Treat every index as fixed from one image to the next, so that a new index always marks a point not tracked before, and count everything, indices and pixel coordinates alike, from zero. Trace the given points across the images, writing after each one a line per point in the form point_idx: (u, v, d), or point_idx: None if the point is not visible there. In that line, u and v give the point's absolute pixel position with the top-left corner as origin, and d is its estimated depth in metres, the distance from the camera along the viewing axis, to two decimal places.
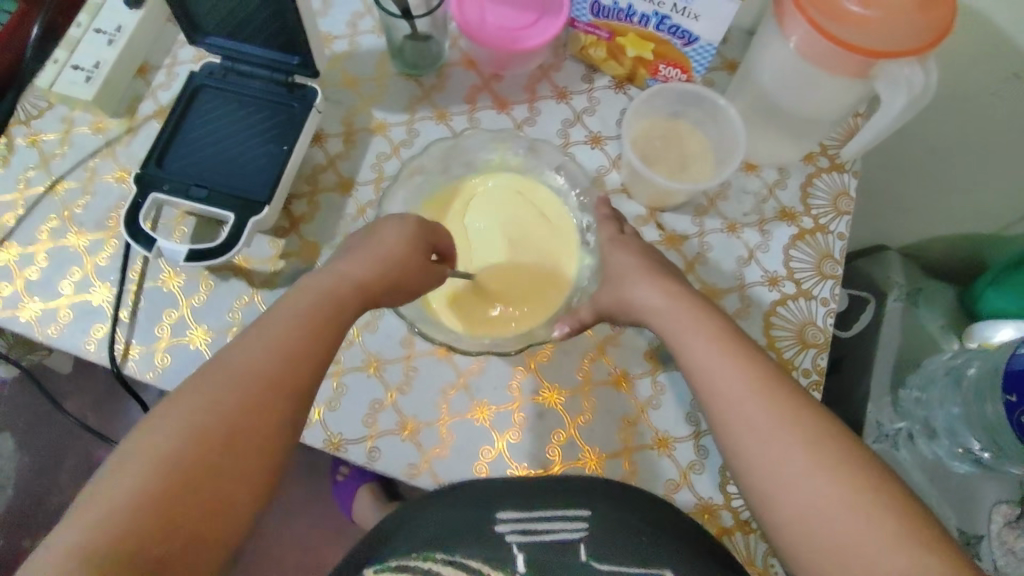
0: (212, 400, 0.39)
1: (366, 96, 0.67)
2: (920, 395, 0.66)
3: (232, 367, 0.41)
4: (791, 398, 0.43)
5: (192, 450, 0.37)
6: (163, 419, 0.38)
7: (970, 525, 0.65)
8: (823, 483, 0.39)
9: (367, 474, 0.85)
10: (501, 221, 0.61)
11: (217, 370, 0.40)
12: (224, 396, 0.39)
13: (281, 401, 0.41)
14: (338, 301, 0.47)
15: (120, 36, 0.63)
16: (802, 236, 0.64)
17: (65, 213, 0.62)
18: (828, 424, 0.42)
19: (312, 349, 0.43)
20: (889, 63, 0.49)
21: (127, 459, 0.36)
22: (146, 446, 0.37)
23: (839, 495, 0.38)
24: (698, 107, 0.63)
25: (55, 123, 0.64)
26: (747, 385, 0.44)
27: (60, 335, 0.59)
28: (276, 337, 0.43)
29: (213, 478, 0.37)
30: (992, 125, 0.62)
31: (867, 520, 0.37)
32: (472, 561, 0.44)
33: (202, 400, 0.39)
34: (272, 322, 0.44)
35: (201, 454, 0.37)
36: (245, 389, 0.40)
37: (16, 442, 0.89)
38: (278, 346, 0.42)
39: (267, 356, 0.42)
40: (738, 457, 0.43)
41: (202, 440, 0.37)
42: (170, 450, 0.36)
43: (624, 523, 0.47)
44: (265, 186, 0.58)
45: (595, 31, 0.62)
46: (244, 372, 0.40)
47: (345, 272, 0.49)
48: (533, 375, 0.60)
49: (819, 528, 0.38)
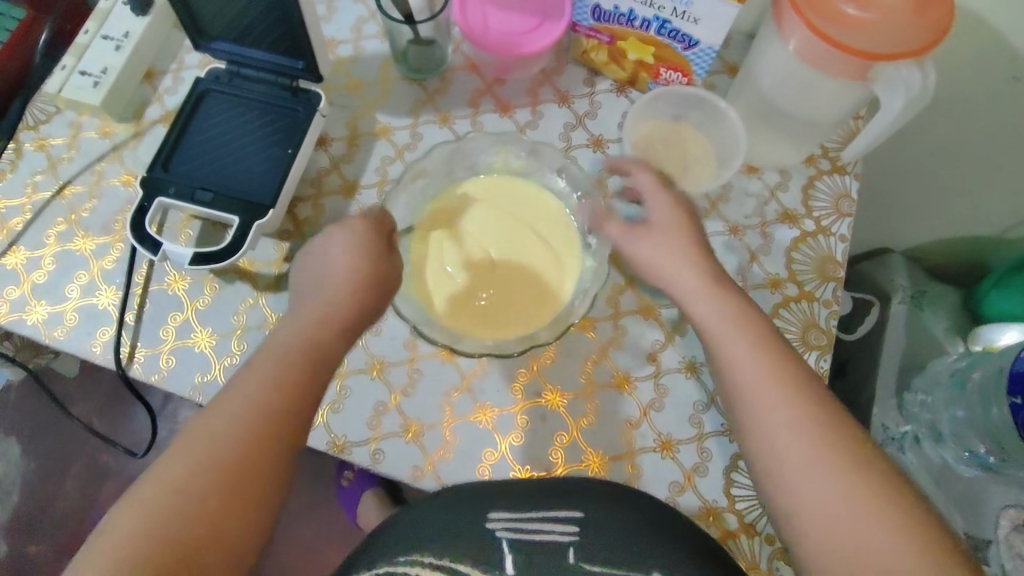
0: (193, 454, 0.39)
1: (369, 100, 0.67)
2: (925, 398, 0.66)
3: (215, 415, 0.41)
4: (799, 393, 0.42)
5: (196, 480, 0.38)
6: (179, 444, 0.40)
7: (978, 529, 0.63)
8: (828, 482, 0.39)
9: (370, 478, 0.85)
10: (503, 241, 0.60)
11: (195, 434, 0.40)
12: (231, 419, 0.41)
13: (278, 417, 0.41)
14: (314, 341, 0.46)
15: (127, 42, 0.64)
16: (804, 238, 0.64)
17: (72, 217, 0.62)
18: (831, 427, 0.41)
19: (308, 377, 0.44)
20: (886, 66, 0.49)
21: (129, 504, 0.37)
22: (154, 479, 0.38)
23: (839, 493, 0.38)
24: (699, 109, 0.63)
25: (63, 128, 0.65)
26: (747, 385, 0.44)
27: (67, 338, 0.59)
28: (259, 382, 0.42)
29: (207, 522, 0.37)
30: (995, 130, 0.62)
31: (866, 516, 0.37)
32: (459, 564, 0.44)
33: (194, 445, 0.40)
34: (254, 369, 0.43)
35: (189, 508, 0.37)
36: (231, 432, 0.40)
37: (22, 449, 0.90)
38: (258, 386, 0.42)
39: (251, 397, 0.42)
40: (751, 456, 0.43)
41: (189, 477, 0.38)
42: (186, 470, 0.38)
43: (617, 525, 0.47)
44: (269, 189, 0.58)
45: (596, 35, 0.63)
46: (246, 391, 0.42)
47: (319, 312, 0.48)
48: (537, 378, 0.60)
49: (830, 539, 0.38)
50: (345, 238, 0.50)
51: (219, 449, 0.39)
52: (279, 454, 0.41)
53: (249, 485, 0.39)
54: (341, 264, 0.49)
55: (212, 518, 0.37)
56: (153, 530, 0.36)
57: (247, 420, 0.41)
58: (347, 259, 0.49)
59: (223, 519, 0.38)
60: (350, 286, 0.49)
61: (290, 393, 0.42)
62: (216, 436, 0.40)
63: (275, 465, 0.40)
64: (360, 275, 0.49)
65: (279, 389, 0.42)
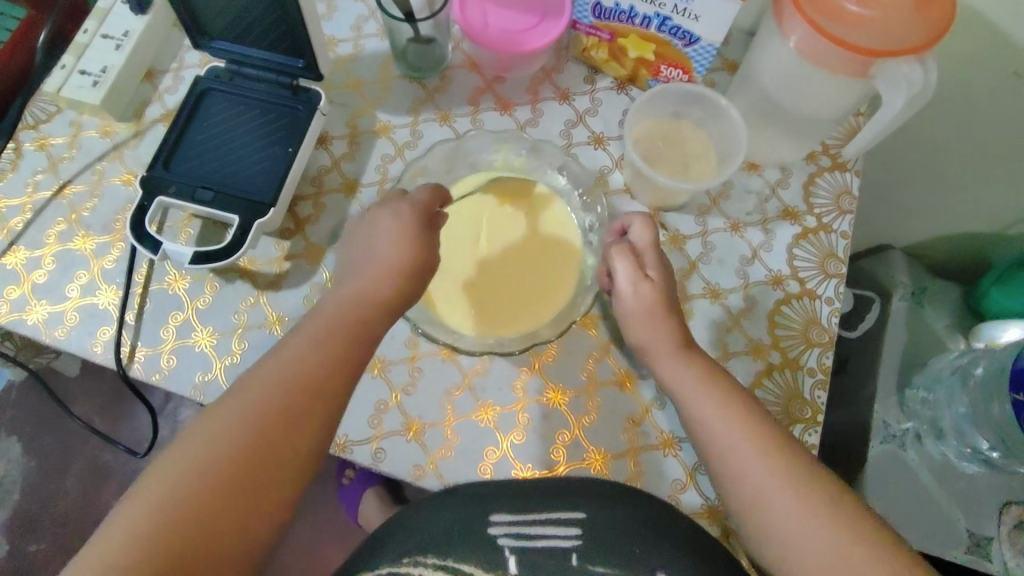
0: (222, 428, 0.40)
1: (369, 99, 0.67)
2: (927, 396, 0.66)
3: (248, 390, 0.42)
4: (755, 420, 0.47)
5: (221, 458, 0.39)
6: (209, 418, 0.41)
7: (980, 527, 0.65)
8: (801, 506, 0.43)
9: (371, 477, 0.85)
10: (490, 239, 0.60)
11: (220, 413, 0.41)
12: (263, 396, 0.42)
13: (309, 400, 0.42)
14: (359, 302, 0.48)
15: (127, 41, 0.64)
16: (805, 235, 0.64)
17: (73, 216, 0.62)
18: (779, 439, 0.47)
19: (318, 372, 0.43)
20: (888, 62, 0.49)
21: (156, 477, 0.38)
22: (183, 453, 0.39)
23: (811, 517, 0.43)
24: (699, 107, 0.63)
25: (63, 128, 0.65)
26: (722, 416, 0.48)
27: (67, 338, 0.59)
28: (283, 372, 0.43)
29: (218, 509, 0.38)
30: (997, 126, 0.62)
31: (835, 537, 0.42)
32: (463, 566, 0.45)
33: (222, 419, 0.41)
34: (298, 338, 0.45)
35: (210, 487, 0.38)
36: (261, 409, 0.41)
37: (22, 448, 0.90)
38: (295, 363, 0.43)
39: (285, 374, 0.43)
40: (733, 484, 0.46)
41: (214, 456, 0.39)
42: (211, 447, 0.40)
43: (619, 527, 0.47)
44: (269, 188, 0.58)
45: (597, 33, 0.63)
46: (281, 366, 0.43)
47: (370, 293, 0.49)
48: (538, 375, 0.60)
49: (772, 533, 0.44)
50: (394, 224, 0.51)
51: (247, 427, 0.41)
52: (306, 439, 0.42)
53: (271, 469, 0.40)
54: (386, 253, 0.50)
55: (209, 520, 0.38)
56: (174, 507, 0.37)
57: (277, 397, 0.42)
58: (399, 250, 0.50)
59: (243, 497, 0.39)
60: (394, 268, 0.49)
61: (321, 375, 0.43)
62: (247, 412, 0.41)
63: (293, 454, 0.41)
64: (405, 258, 0.50)
65: (315, 369, 0.43)
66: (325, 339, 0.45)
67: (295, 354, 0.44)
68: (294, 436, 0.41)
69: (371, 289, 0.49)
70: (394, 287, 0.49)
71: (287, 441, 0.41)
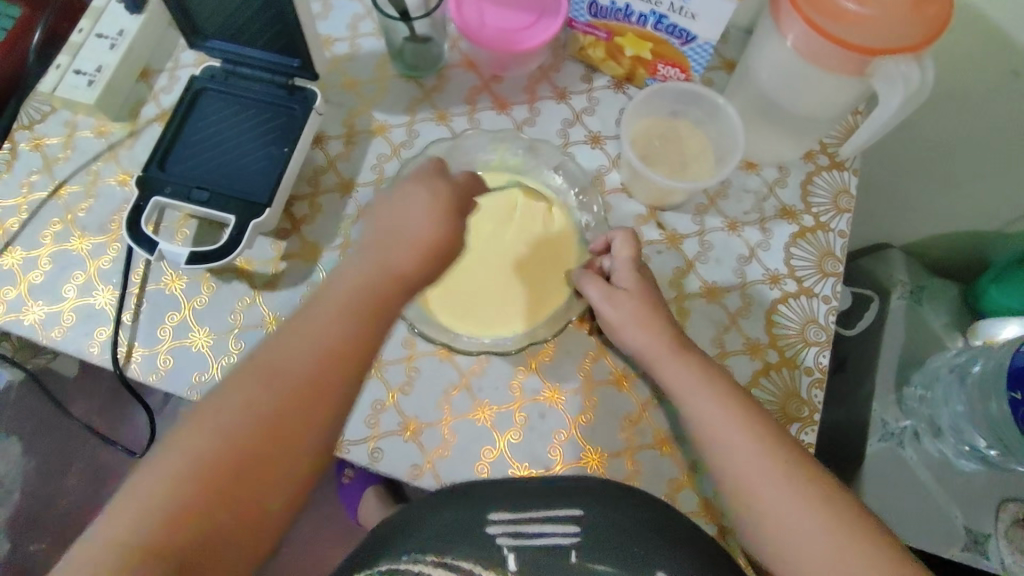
0: (244, 397, 0.43)
1: (365, 98, 0.67)
2: (925, 394, 0.66)
3: (270, 361, 0.44)
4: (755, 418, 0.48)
5: (242, 426, 0.42)
6: (231, 387, 0.43)
7: (978, 525, 0.65)
8: (798, 504, 0.44)
9: (371, 476, 0.86)
10: (483, 239, 0.60)
11: (243, 379, 0.43)
12: (284, 367, 0.43)
13: (331, 373, 0.44)
14: (386, 279, 0.47)
15: (122, 40, 0.63)
16: (803, 233, 0.64)
17: (69, 217, 0.62)
18: (777, 436, 0.47)
19: (333, 359, 0.44)
20: (886, 61, 0.49)
21: (181, 443, 0.41)
22: (207, 421, 0.42)
23: (806, 516, 0.44)
24: (697, 106, 0.63)
25: (58, 127, 0.65)
26: (726, 415, 0.48)
27: (64, 338, 0.59)
28: (303, 345, 0.44)
29: (244, 472, 0.41)
30: (995, 124, 0.62)
31: (829, 536, 0.43)
32: (461, 562, 0.45)
33: (244, 390, 0.43)
34: (317, 310, 0.45)
35: (232, 453, 0.41)
36: (280, 383, 0.43)
37: (21, 449, 0.89)
38: (315, 337, 0.44)
39: (308, 348, 0.44)
40: (726, 477, 0.47)
41: (236, 424, 0.42)
42: (234, 416, 0.42)
43: (619, 527, 0.47)
44: (266, 188, 0.58)
45: (594, 31, 0.62)
46: (302, 340, 0.44)
47: (394, 268, 0.47)
48: (536, 375, 0.60)
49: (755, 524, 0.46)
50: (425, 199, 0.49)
51: (267, 399, 0.42)
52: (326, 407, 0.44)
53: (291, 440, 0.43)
54: (415, 228, 0.48)
55: (232, 483, 0.41)
56: (199, 471, 0.40)
57: (298, 370, 0.43)
58: (425, 225, 0.48)
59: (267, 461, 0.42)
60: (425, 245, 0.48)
61: (341, 349, 0.44)
62: (268, 383, 0.43)
63: (315, 422, 0.43)
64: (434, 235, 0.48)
65: (336, 345, 0.44)
66: (347, 317, 0.45)
67: (316, 326, 0.45)
68: (316, 408, 0.43)
69: (397, 265, 0.47)
70: (417, 266, 0.48)
71: (307, 412, 0.43)
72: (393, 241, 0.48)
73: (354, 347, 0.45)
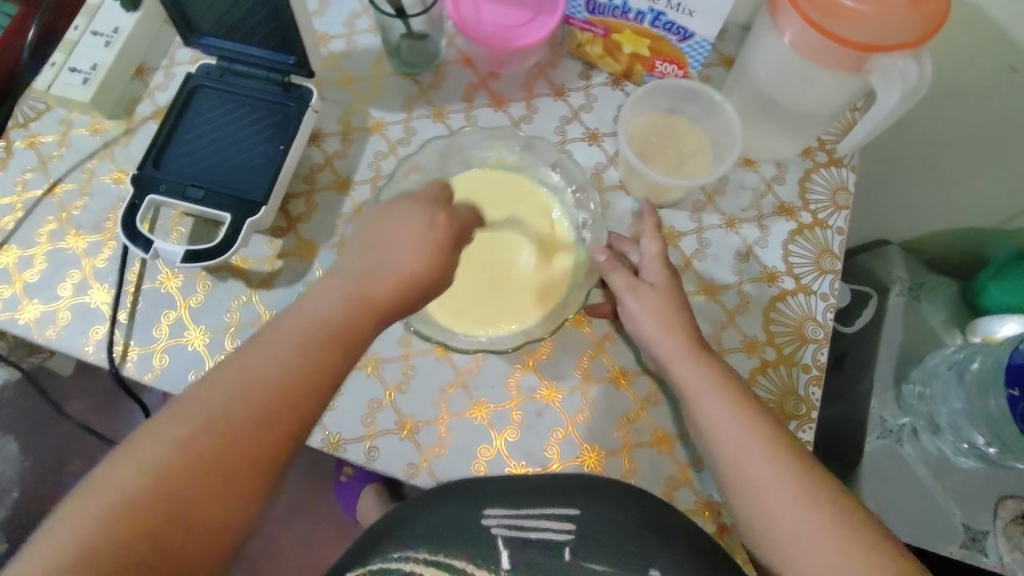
0: (192, 416, 0.38)
1: (362, 95, 0.67)
2: (923, 390, 0.66)
3: (226, 378, 0.39)
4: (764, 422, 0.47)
5: (189, 448, 0.37)
6: (179, 406, 0.38)
7: (976, 522, 0.65)
8: (805, 512, 0.43)
9: (368, 474, 0.85)
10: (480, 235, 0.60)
11: (195, 398, 0.39)
12: (243, 384, 0.39)
13: (296, 392, 0.39)
14: (370, 291, 0.44)
15: (116, 38, 0.63)
16: (800, 230, 0.64)
17: (63, 215, 0.62)
18: (785, 441, 0.47)
19: (299, 377, 0.40)
20: (883, 58, 0.48)
21: (116, 466, 0.36)
22: (149, 442, 0.37)
23: (812, 525, 0.42)
24: (695, 102, 0.62)
25: (52, 126, 0.65)
26: (737, 416, 0.48)
27: (59, 337, 0.59)
28: (266, 362, 0.40)
29: (184, 502, 0.36)
30: (994, 120, 0.62)
31: (835, 550, 0.41)
32: (456, 561, 0.45)
33: (194, 407, 0.38)
34: (287, 326, 0.41)
35: (175, 474, 0.36)
36: (241, 401, 0.38)
37: (18, 446, 0.89)
38: (282, 354, 0.40)
39: (275, 364, 0.40)
40: (740, 483, 0.46)
41: (184, 446, 0.37)
42: (180, 437, 0.37)
43: (614, 525, 0.47)
44: (262, 185, 0.58)
45: (591, 28, 0.62)
46: (268, 355, 0.40)
47: (387, 277, 0.44)
48: (533, 373, 0.60)
49: (765, 532, 0.44)
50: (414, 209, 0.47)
51: (218, 419, 0.38)
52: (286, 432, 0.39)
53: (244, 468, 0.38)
54: (409, 240, 0.45)
55: (170, 513, 0.36)
56: (133, 499, 0.35)
57: (261, 385, 0.39)
58: (422, 237, 0.46)
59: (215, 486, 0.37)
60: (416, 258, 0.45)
61: (310, 367, 0.40)
62: (221, 400, 0.38)
63: (271, 445, 0.39)
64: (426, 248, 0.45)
65: (306, 364, 0.40)
66: (321, 333, 0.41)
67: (282, 343, 0.40)
68: (276, 429, 0.39)
69: (384, 274, 0.44)
70: (413, 273, 0.45)
71: (263, 431, 0.38)
72: (385, 249, 0.45)
73: (325, 367, 0.41)
